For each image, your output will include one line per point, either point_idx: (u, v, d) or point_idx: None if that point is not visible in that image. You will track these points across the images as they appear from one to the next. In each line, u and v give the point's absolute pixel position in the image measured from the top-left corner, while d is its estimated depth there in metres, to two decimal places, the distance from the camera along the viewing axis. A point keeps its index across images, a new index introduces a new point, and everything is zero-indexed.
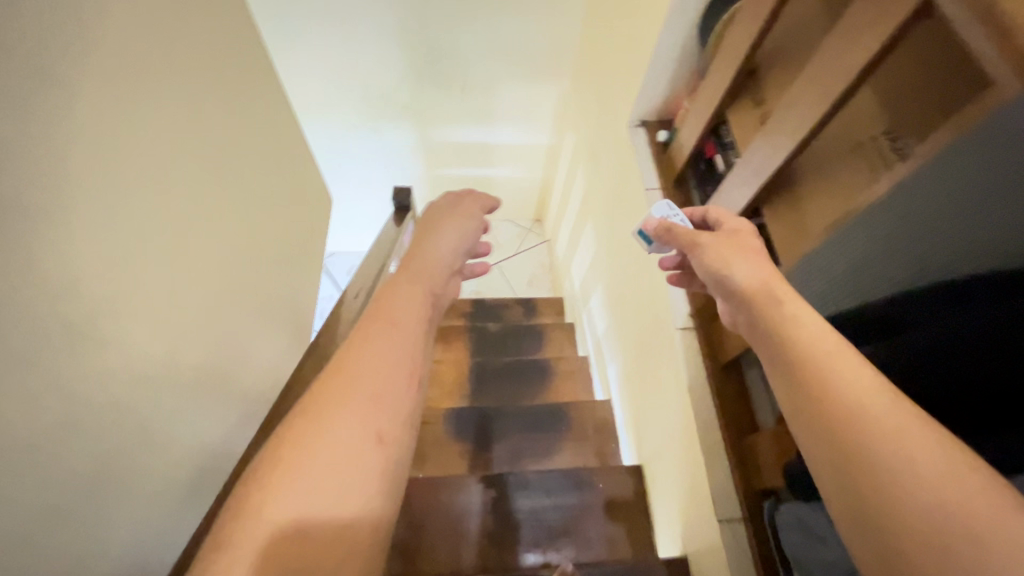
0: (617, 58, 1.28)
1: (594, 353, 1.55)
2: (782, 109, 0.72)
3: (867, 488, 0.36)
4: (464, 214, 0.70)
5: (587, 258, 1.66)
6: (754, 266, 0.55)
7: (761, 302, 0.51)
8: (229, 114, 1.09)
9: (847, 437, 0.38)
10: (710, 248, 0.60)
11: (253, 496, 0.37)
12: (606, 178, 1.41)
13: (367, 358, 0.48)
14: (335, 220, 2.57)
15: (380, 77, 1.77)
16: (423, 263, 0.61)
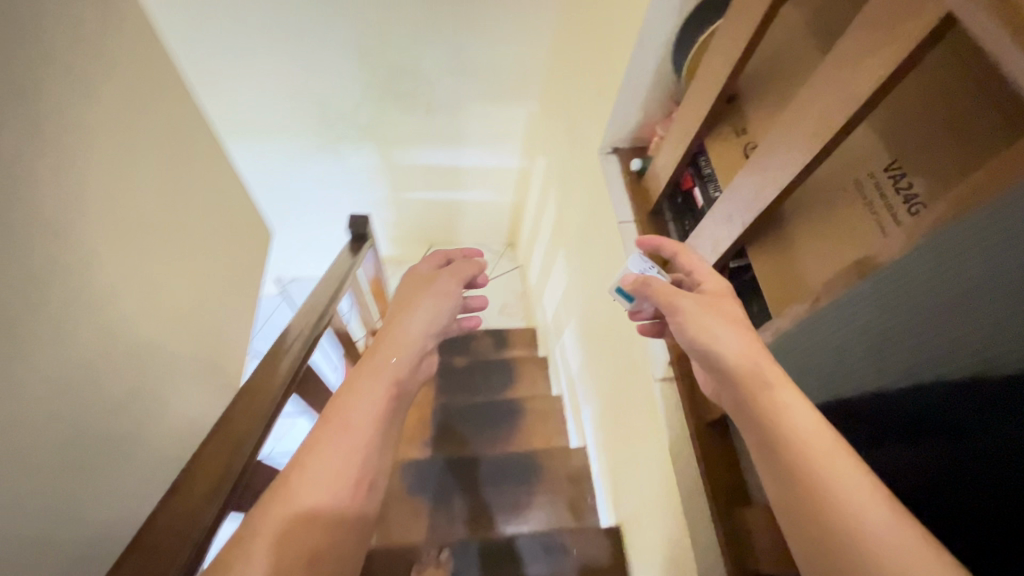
0: (586, 80, 1.20)
1: (567, 393, 1.44)
2: (770, 141, 0.64)
3: (831, 548, 0.40)
4: (443, 292, 0.73)
5: (560, 289, 1.56)
6: (736, 337, 0.54)
7: (748, 381, 0.50)
8: (161, 137, 0.97)
9: (815, 510, 0.41)
10: (691, 315, 0.57)
11: (272, 508, 0.49)
12: (578, 207, 1.32)
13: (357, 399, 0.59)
14: (295, 245, 2.42)
15: (338, 97, 1.66)
16: (393, 347, 0.66)
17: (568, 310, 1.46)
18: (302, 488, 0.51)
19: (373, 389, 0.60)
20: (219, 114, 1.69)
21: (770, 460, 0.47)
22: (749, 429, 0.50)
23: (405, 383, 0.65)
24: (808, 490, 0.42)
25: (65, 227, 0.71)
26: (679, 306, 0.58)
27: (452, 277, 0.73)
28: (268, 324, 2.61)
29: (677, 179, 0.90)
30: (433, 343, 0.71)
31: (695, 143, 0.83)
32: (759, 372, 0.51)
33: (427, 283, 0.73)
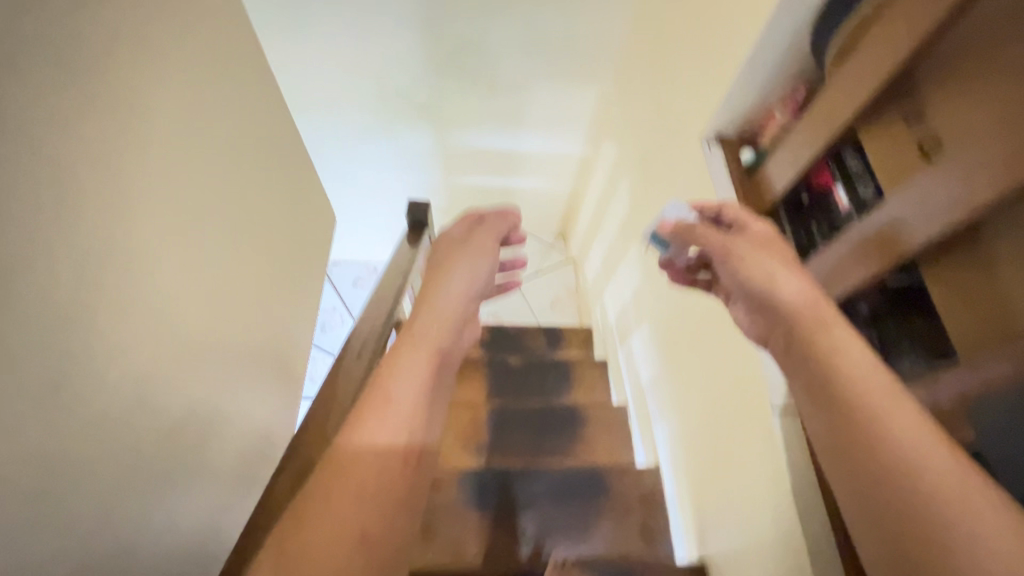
0: (686, 63, 1.07)
1: (636, 403, 1.33)
2: (977, 146, 0.51)
3: (867, 462, 0.45)
4: (479, 252, 0.80)
5: (627, 291, 1.44)
6: (800, 284, 0.59)
7: (805, 321, 0.56)
8: (240, 112, 0.90)
9: (865, 447, 0.46)
10: (746, 255, 0.63)
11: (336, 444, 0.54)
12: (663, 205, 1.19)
13: (415, 359, 0.63)
14: (341, 227, 2.36)
15: (397, 73, 1.57)
16: (433, 317, 0.69)
17: (639, 316, 1.34)
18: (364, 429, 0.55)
19: (417, 363, 0.62)
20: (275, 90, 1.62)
21: (815, 388, 0.52)
22: (801, 370, 0.54)
23: (448, 351, 0.68)
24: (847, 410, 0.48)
25: (127, 204, 0.63)
26: (735, 249, 0.65)
27: (488, 236, 0.82)
28: None
29: (807, 176, 0.77)
30: (471, 306, 0.77)
31: (841, 135, 0.69)
32: (817, 309, 0.56)
33: (465, 244, 0.81)
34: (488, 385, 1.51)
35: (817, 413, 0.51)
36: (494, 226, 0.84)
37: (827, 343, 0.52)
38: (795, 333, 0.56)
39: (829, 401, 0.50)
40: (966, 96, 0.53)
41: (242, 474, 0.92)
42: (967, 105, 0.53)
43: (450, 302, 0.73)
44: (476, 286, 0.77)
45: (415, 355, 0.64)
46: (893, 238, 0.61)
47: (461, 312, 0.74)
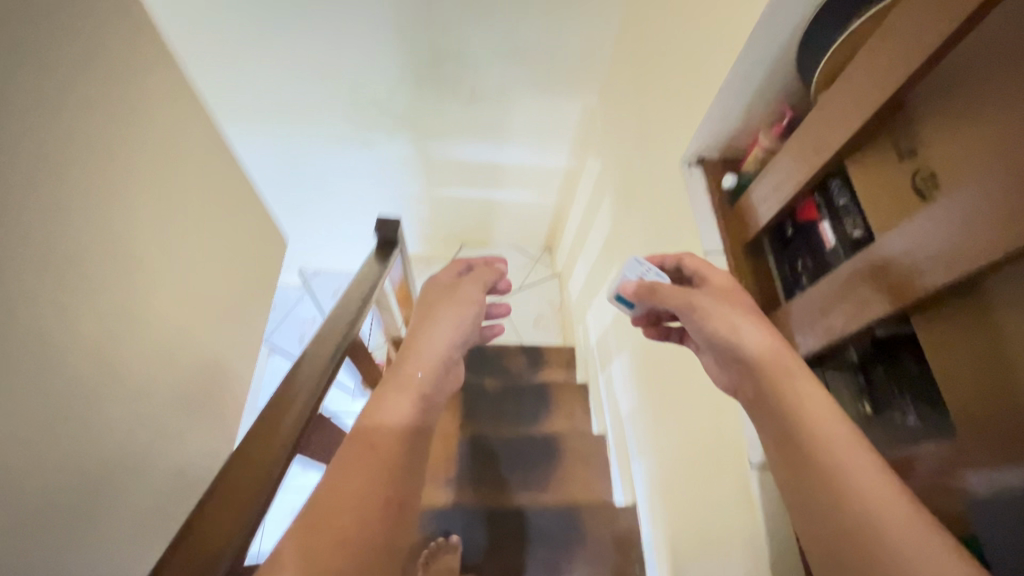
0: (669, 77, 1.01)
1: (615, 434, 1.27)
2: (976, 196, 0.44)
3: (843, 521, 0.46)
4: (463, 301, 0.76)
5: (609, 313, 1.38)
6: (758, 330, 0.59)
7: (773, 374, 0.55)
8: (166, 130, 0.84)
9: (829, 490, 0.47)
10: (711, 310, 0.61)
11: (330, 478, 0.53)
12: (644, 226, 1.13)
13: (397, 401, 0.62)
14: (320, 237, 2.28)
15: (372, 82, 1.50)
16: (419, 362, 0.67)
17: (620, 341, 1.28)
18: (354, 465, 0.54)
19: (401, 405, 0.61)
20: (246, 97, 1.54)
21: (790, 445, 0.52)
22: (768, 420, 0.55)
23: (431, 398, 0.66)
24: (819, 467, 0.49)
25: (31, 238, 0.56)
26: (698, 303, 0.63)
27: (474, 286, 0.78)
28: (288, 317, 2.51)
29: (792, 208, 0.71)
30: (457, 354, 0.73)
31: (828, 166, 0.63)
32: (780, 359, 0.56)
33: (450, 293, 0.77)
34: (462, 410, 1.44)
35: (784, 463, 0.53)
36: (480, 276, 0.80)
37: (791, 393, 0.54)
38: (760, 383, 0.56)
39: (793, 452, 0.52)
40: (970, 137, 0.47)
41: (160, 519, 0.84)
42: (972, 146, 0.46)
43: (438, 348, 0.70)
44: (464, 335, 0.74)
45: (399, 395, 0.63)
46: (885, 285, 0.54)
47: (451, 356, 0.72)
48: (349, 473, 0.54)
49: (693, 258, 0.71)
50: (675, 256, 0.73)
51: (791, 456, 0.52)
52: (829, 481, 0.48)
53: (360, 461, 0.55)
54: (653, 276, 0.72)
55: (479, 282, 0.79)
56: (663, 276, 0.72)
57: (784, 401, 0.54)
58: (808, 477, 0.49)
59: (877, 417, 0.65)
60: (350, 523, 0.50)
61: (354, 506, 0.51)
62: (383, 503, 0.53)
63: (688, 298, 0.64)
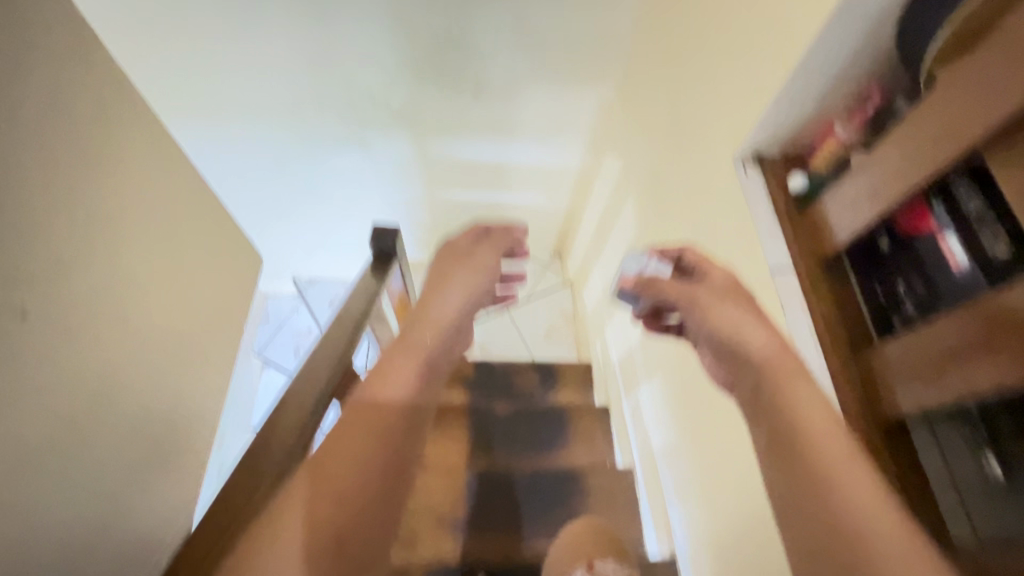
0: (712, 59, 0.85)
1: (648, 469, 1.11)
2: None
3: (835, 537, 0.43)
4: (479, 267, 0.76)
5: (634, 331, 1.23)
6: (761, 329, 0.56)
7: (771, 370, 0.53)
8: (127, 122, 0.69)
9: (824, 505, 0.44)
10: (711, 308, 0.60)
11: (333, 433, 0.51)
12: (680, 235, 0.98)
13: (402, 362, 0.58)
14: (314, 245, 2.14)
15: (367, 73, 1.35)
16: (430, 323, 0.64)
17: (650, 364, 1.13)
18: (355, 430, 0.51)
19: (403, 367, 0.57)
20: (228, 93, 1.40)
21: (783, 450, 0.48)
22: (763, 419, 0.51)
23: (440, 363, 0.61)
24: (812, 475, 0.46)
25: None
26: (698, 300, 0.62)
27: (490, 252, 0.78)
28: (283, 329, 2.38)
29: (890, 216, 0.56)
30: (469, 320, 0.72)
31: (952, 165, 0.48)
32: (781, 359, 0.53)
33: (464, 257, 0.77)
34: (471, 438, 1.30)
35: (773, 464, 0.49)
36: (497, 241, 0.80)
37: (791, 394, 0.51)
38: (760, 381, 0.53)
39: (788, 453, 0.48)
40: None
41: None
42: None
43: (449, 312, 0.67)
44: (476, 299, 0.73)
45: (404, 356, 0.58)
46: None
47: (462, 321, 0.69)
48: (351, 432, 0.51)
49: (694, 251, 0.69)
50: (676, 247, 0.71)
51: (784, 465, 0.48)
52: (827, 494, 0.44)
53: (361, 422, 0.51)
54: (654, 270, 0.71)
55: (496, 249, 0.80)
56: (664, 268, 0.70)
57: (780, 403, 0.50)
58: (801, 485, 0.46)
59: (1012, 487, 0.50)
60: (347, 478, 0.48)
61: (352, 462, 0.49)
62: (385, 459, 0.51)
63: (690, 296, 0.63)
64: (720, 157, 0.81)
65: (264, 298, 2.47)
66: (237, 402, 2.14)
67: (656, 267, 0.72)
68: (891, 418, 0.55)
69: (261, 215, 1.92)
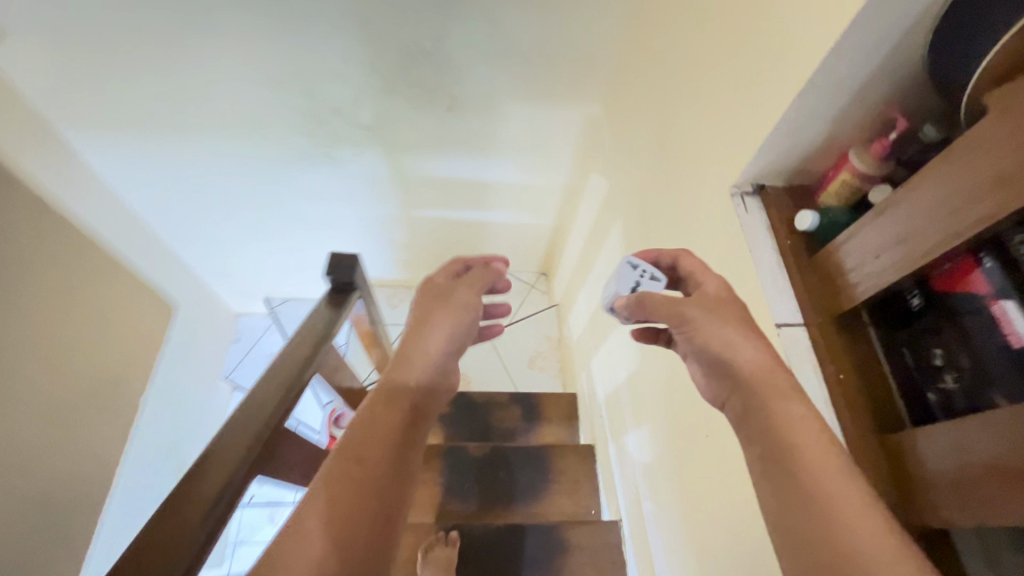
0: (710, 71, 0.75)
1: (637, 526, 1.01)
2: None
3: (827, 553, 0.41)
4: (460, 307, 0.67)
5: (622, 369, 1.11)
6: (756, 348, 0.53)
7: (760, 392, 0.50)
8: None
9: (815, 517, 0.43)
10: (701, 325, 0.55)
11: (392, 372, 0.59)
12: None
13: (427, 340, 0.63)
14: (286, 264, 2.02)
15: (331, 87, 1.25)
16: (414, 365, 0.60)
17: (639, 407, 1.02)
18: (404, 371, 0.59)
19: (393, 401, 0.56)
20: (182, 107, 1.29)
21: (776, 465, 0.47)
22: (756, 440, 0.50)
23: (426, 408, 0.58)
24: (806, 487, 0.45)
25: None
26: (687, 316, 0.56)
27: (468, 289, 0.68)
28: (253, 350, 2.26)
29: (927, 272, 0.45)
30: (454, 360, 0.64)
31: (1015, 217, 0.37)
32: (772, 379, 0.51)
33: (444, 297, 0.67)
34: (443, 484, 1.19)
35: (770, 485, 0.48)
36: (476, 278, 0.70)
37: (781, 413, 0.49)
38: (749, 402, 0.51)
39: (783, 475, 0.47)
40: None
41: None
42: None
43: (431, 356, 0.62)
44: (460, 341, 0.65)
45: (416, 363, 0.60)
46: None
47: (448, 362, 0.63)
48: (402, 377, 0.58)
49: (692, 259, 0.63)
50: (671, 254, 0.64)
51: (777, 478, 0.47)
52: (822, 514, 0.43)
53: (410, 367, 0.59)
54: (648, 282, 0.64)
55: (480, 285, 0.70)
56: (658, 282, 0.63)
57: (767, 418, 0.49)
58: (796, 496, 0.45)
59: None
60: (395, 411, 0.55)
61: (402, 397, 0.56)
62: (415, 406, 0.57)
63: (675, 306, 0.57)
64: (718, 183, 0.70)
65: (234, 315, 2.34)
66: (204, 427, 2.03)
67: (651, 276, 0.64)
68: (930, 526, 0.44)
69: (227, 232, 1.80)
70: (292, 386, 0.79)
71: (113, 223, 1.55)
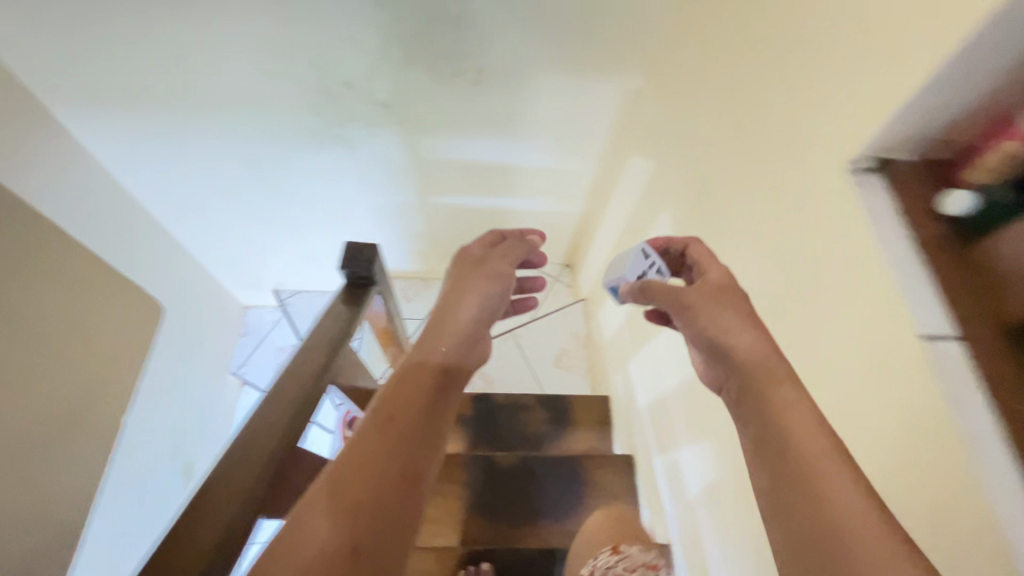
0: (803, 25, 0.62)
1: (690, 554, 0.90)
2: None
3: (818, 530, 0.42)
4: (491, 278, 0.68)
5: (671, 376, 1.00)
6: (756, 333, 0.53)
7: (757, 375, 0.51)
8: None
9: (805, 495, 0.44)
10: (702, 310, 0.56)
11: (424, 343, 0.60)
12: (746, 263, 0.75)
13: (458, 311, 0.64)
14: (296, 254, 1.92)
15: (344, 58, 1.13)
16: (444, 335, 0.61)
17: (694, 420, 0.90)
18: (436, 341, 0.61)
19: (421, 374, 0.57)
20: (180, 81, 1.19)
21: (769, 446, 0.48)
22: (750, 421, 0.50)
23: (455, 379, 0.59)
24: (798, 466, 0.45)
25: None
26: (689, 302, 0.57)
27: (502, 258, 0.68)
28: (262, 344, 2.17)
29: None
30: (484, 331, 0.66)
31: None
32: (770, 361, 0.51)
33: (476, 266, 0.68)
34: (467, 498, 1.09)
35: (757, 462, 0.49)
36: (511, 248, 0.71)
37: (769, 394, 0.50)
38: (743, 385, 0.52)
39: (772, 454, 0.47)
40: None
41: None
42: None
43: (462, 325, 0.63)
44: (491, 310, 0.66)
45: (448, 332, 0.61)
46: None
47: (478, 331, 0.65)
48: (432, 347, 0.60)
49: (697, 245, 0.64)
50: (681, 242, 0.65)
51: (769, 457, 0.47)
52: (802, 486, 0.44)
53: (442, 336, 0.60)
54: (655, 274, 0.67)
55: (515, 253, 0.71)
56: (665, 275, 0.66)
57: (762, 399, 0.49)
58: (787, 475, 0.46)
59: None
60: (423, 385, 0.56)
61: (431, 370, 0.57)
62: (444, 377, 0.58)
63: (676, 295, 0.58)
64: (823, 161, 0.57)
65: (242, 308, 2.25)
66: (208, 425, 1.96)
67: (659, 269, 0.68)
68: None
69: (232, 220, 1.70)
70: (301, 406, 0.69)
71: (107, 207, 1.46)
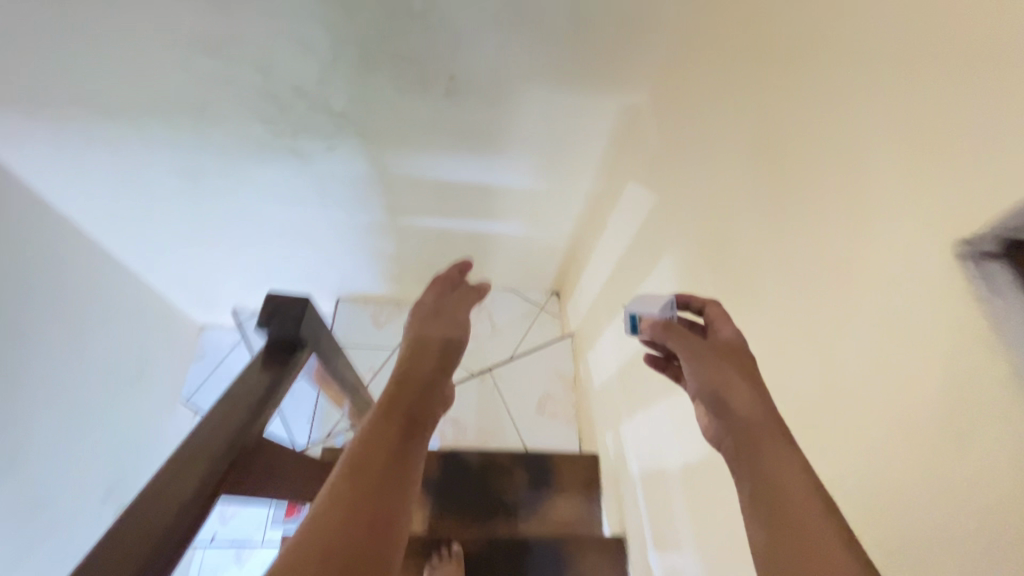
0: (901, 48, 0.44)
1: None
2: None
3: None
4: (447, 323, 0.74)
5: (674, 458, 0.82)
6: (758, 395, 0.48)
7: (754, 436, 0.45)
8: None
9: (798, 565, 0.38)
10: (709, 361, 0.51)
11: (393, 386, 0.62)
12: (789, 348, 0.58)
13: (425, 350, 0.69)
14: (255, 274, 1.73)
15: (293, 60, 0.95)
16: (412, 373, 0.65)
17: (701, 523, 0.73)
18: (405, 379, 0.63)
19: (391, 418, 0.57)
20: (97, 83, 0.99)
21: (762, 506, 0.42)
22: (744, 480, 0.44)
23: (419, 421, 0.59)
24: (791, 531, 0.40)
25: None
26: (699, 351, 0.52)
27: (462, 303, 0.78)
28: (219, 368, 1.98)
29: None
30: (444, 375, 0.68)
31: None
32: (770, 426, 0.46)
33: (443, 306, 0.77)
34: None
35: (758, 531, 0.42)
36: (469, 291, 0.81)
37: (771, 458, 0.44)
38: (739, 441, 0.46)
39: (771, 519, 0.41)
40: None
41: None
42: None
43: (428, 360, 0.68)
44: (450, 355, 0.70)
45: (415, 371, 0.65)
46: None
47: (438, 372, 0.66)
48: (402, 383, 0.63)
49: (716, 307, 0.56)
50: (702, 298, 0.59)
51: (762, 521, 0.42)
52: (789, 534, 0.40)
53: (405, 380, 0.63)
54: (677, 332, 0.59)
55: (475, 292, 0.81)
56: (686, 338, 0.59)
57: (752, 456, 0.45)
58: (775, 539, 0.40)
59: None
60: (391, 427, 0.56)
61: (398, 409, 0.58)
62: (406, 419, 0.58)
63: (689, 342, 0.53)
64: (932, 240, 0.40)
65: (198, 328, 2.04)
66: (152, 462, 1.75)
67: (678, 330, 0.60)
68: None
69: (179, 237, 1.51)
70: (181, 523, 0.49)
71: (21, 223, 1.27)
